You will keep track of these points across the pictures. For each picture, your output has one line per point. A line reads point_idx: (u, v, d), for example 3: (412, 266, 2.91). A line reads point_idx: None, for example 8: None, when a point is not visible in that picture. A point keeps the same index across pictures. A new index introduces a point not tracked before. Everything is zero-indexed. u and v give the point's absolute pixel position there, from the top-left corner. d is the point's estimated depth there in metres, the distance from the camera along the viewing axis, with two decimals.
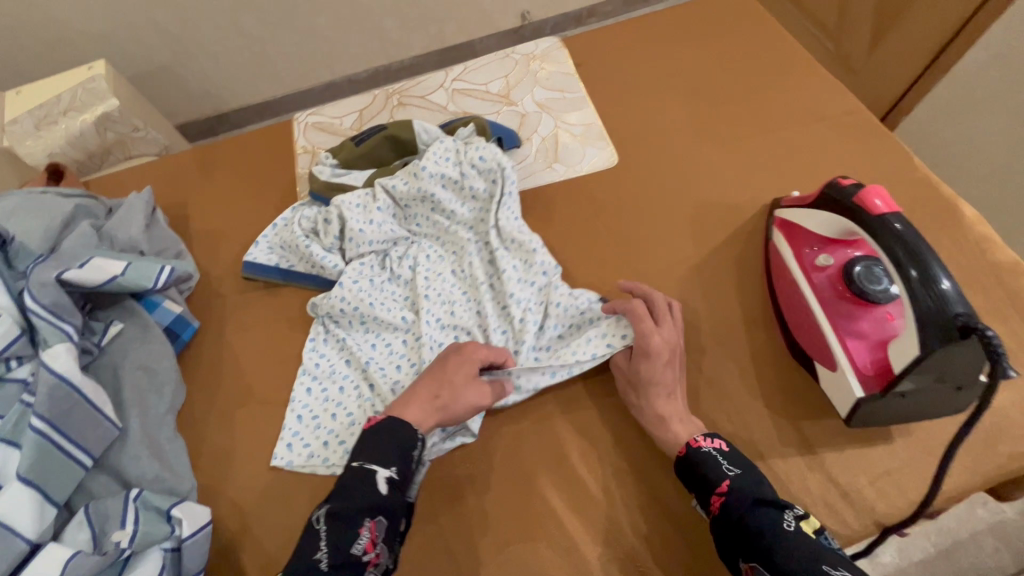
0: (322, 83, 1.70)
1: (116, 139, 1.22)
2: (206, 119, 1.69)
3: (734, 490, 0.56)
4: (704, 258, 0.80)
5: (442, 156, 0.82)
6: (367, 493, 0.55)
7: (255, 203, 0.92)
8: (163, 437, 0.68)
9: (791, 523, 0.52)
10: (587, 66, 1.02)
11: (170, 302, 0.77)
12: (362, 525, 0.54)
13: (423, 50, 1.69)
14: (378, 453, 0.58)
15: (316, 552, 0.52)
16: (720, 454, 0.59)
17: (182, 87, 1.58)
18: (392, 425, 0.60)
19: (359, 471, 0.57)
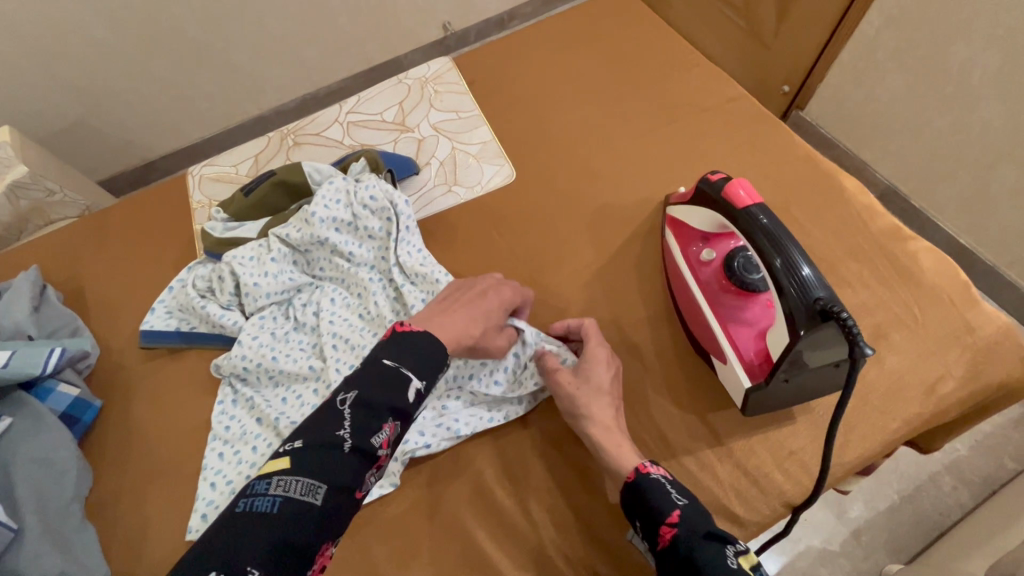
0: (251, 118, 1.64)
1: (30, 207, 1.18)
2: (133, 169, 1.61)
3: (682, 520, 0.52)
4: (606, 263, 0.81)
5: (332, 198, 0.80)
6: (397, 396, 0.55)
7: (153, 267, 0.89)
8: (68, 528, 0.66)
9: (734, 559, 0.49)
10: (482, 82, 1.02)
11: (66, 385, 0.74)
12: (386, 423, 0.54)
13: (348, 73, 1.66)
14: (417, 364, 0.57)
15: (340, 431, 0.52)
16: (668, 482, 0.56)
17: (94, 143, 1.51)
18: (428, 341, 0.59)
19: (394, 372, 0.56)
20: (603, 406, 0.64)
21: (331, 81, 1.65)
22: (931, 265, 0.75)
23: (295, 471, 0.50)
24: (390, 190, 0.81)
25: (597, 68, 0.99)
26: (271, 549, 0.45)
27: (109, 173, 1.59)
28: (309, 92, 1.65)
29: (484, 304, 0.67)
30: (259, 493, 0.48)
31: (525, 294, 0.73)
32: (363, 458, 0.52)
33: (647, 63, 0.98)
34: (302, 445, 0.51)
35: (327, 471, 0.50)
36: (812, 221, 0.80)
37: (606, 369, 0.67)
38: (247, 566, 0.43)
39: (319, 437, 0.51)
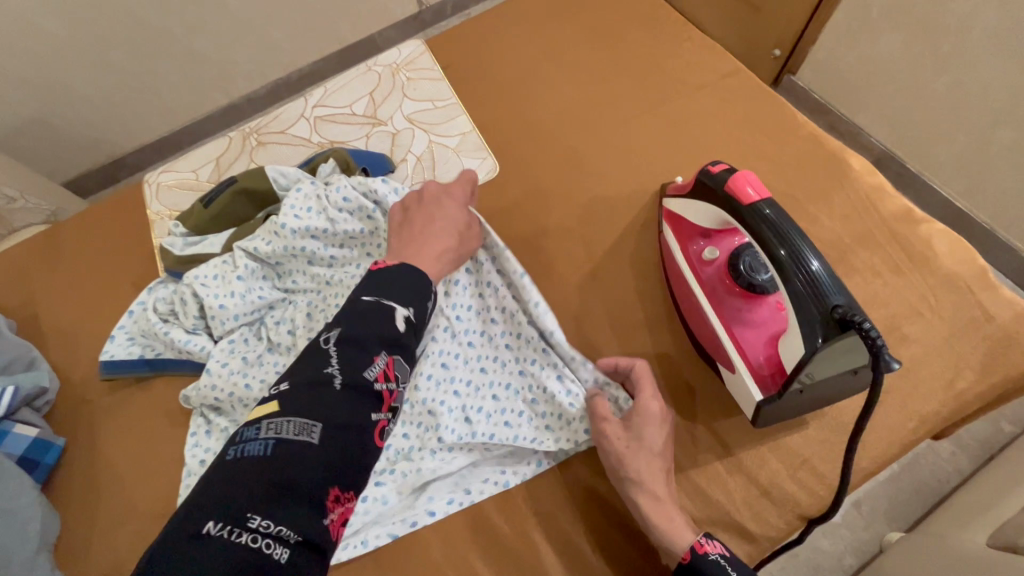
0: (220, 108, 1.55)
1: None
2: (100, 168, 1.51)
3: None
4: (600, 262, 0.76)
5: (303, 206, 0.74)
6: (384, 326, 0.52)
7: (114, 287, 0.82)
8: None
9: None
10: (457, 66, 0.94)
11: (22, 426, 0.68)
12: (378, 354, 0.50)
13: (319, 55, 1.56)
14: (397, 293, 0.55)
15: (327, 369, 0.48)
16: (727, 561, 0.54)
17: (54, 146, 1.41)
18: (407, 270, 0.58)
19: (376, 306, 0.53)
20: (654, 474, 0.58)
21: (298, 64, 1.55)
22: (945, 248, 0.71)
23: (284, 413, 0.45)
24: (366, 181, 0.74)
25: (580, 46, 0.92)
26: (271, 492, 0.40)
27: (71, 176, 1.50)
28: (276, 77, 1.55)
29: (445, 210, 0.66)
30: (250, 439, 0.44)
31: (471, 185, 0.71)
32: (357, 392, 0.48)
33: (634, 39, 0.91)
34: (289, 387, 0.47)
35: (321, 409, 0.45)
36: (819, 205, 0.75)
37: (658, 426, 0.60)
38: (248, 512, 0.39)
39: (307, 377, 0.48)
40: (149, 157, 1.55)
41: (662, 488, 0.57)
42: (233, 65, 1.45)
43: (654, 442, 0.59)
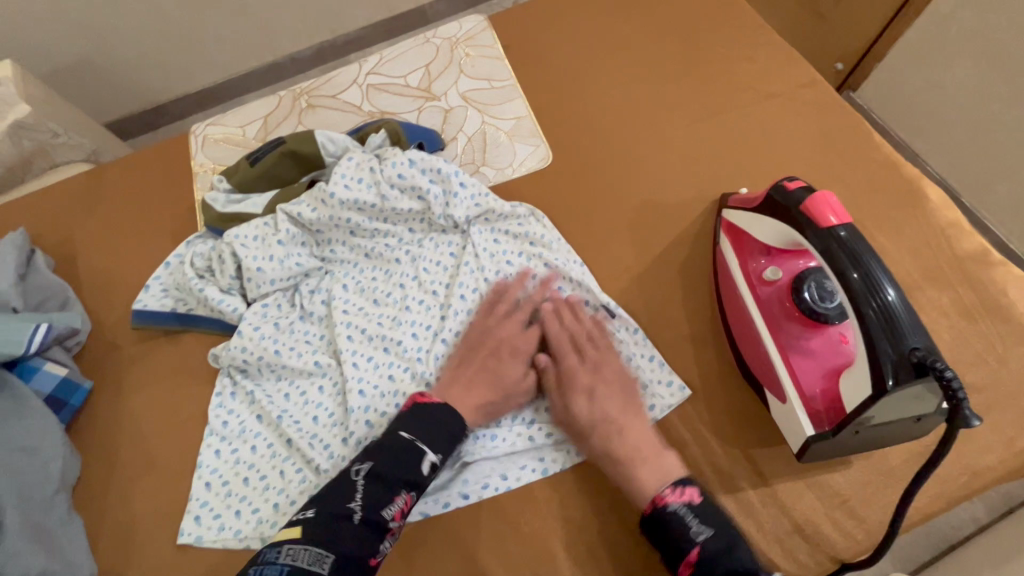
0: (264, 66, 1.53)
1: (35, 148, 1.09)
2: (141, 113, 1.52)
3: (705, 560, 0.51)
4: (648, 267, 0.73)
5: (354, 176, 0.72)
6: (410, 469, 0.56)
7: (151, 234, 0.82)
8: (53, 521, 0.61)
9: None
10: (517, 48, 0.91)
11: (52, 364, 0.69)
12: (399, 494, 0.55)
13: (366, 22, 1.53)
14: (432, 440, 0.59)
15: (352, 502, 0.54)
16: (690, 512, 0.53)
17: (98, 85, 1.40)
18: (450, 418, 0.60)
19: (411, 447, 0.57)
20: (607, 436, 0.61)
21: (347, 28, 1.53)
22: (1018, 296, 0.66)
23: (304, 541, 0.52)
24: (424, 159, 0.74)
25: (647, 38, 0.88)
26: None
27: (112, 117, 1.50)
28: (323, 39, 1.53)
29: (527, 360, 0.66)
30: (269, 561, 0.51)
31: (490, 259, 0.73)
32: (372, 527, 0.53)
33: (707, 37, 0.86)
34: (313, 515, 0.54)
35: (335, 542, 0.51)
36: (885, 235, 0.70)
37: (585, 378, 0.64)
38: None
39: (334, 508, 0.54)
40: (188, 106, 1.55)
41: (620, 445, 0.60)
42: (281, 23, 1.43)
43: (584, 406, 0.62)
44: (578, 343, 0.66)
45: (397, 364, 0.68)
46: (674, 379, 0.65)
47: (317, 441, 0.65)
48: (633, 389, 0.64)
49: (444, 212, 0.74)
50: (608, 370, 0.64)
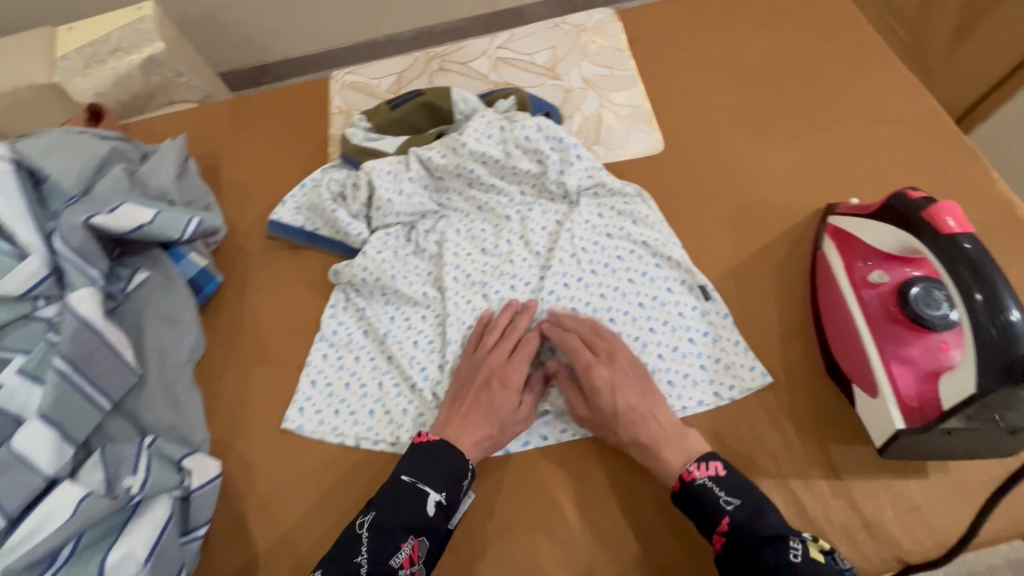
0: (366, 42, 1.65)
1: (161, 83, 1.23)
2: (249, 69, 1.65)
3: (735, 528, 0.53)
4: (745, 259, 0.76)
5: (485, 132, 0.79)
6: (415, 512, 0.57)
7: (286, 160, 0.91)
8: (179, 387, 0.68)
9: (798, 552, 0.50)
10: (639, 44, 0.96)
11: (196, 254, 0.77)
12: (405, 541, 0.56)
13: (469, 14, 1.62)
14: (431, 478, 0.59)
15: (357, 556, 0.55)
16: (716, 482, 0.56)
17: (223, 35, 1.53)
18: (448, 453, 0.60)
19: (412, 489, 0.59)
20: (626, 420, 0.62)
21: (451, 18, 1.62)
22: None
23: None
24: (550, 127, 0.79)
25: (766, 52, 0.91)
26: None
27: (226, 67, 1.63)
28: (426, 25, 1.63)
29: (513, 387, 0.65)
30: None
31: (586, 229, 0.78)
32: None
33: (825, 57, 0.89)
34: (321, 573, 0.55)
35: None
36: None
37: (605, 374, 0.64)
38: None
39: (341, 565, 0.55)
40: (291, 70, 1.67)
41: (642, 429, 0.61)
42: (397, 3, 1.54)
43: (607, 397, 0.63)
44: (588, 339, 0.67)
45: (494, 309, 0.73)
46: (757, 364, 0.68)
47: (415, 362, 0.70)
48: (641, 374, 0.65)
49: (558, 178, 0.79)
50: (623, 358, 0.65)
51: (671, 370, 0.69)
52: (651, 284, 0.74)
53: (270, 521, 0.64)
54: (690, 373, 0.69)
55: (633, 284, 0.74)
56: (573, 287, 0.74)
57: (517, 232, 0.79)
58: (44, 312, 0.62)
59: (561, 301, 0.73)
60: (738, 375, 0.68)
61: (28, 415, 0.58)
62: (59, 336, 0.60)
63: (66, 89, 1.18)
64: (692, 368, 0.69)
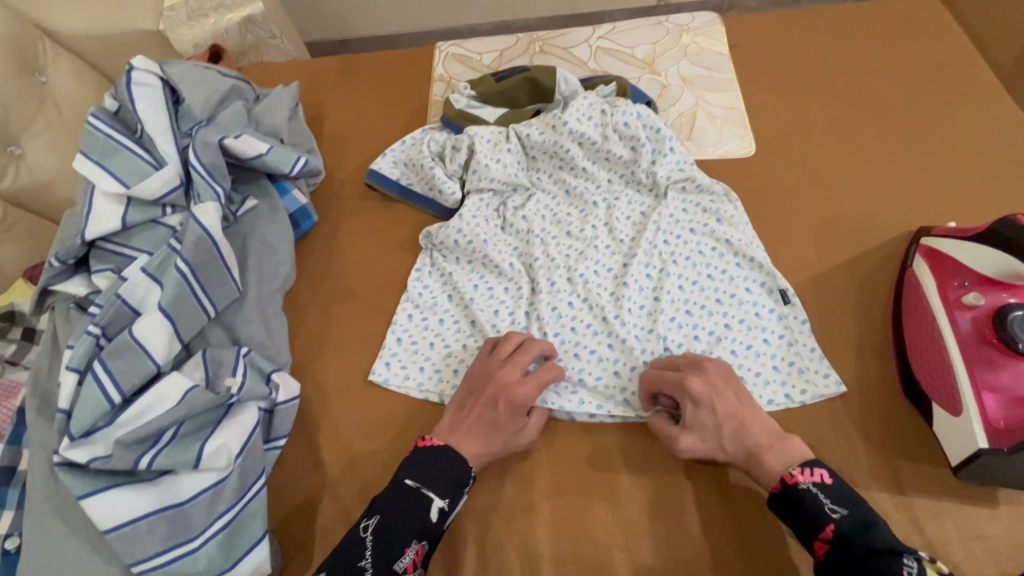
0: (447, 28, 1.70)
1: (253, 42, 1.30)
2: (332, 42, 1.73)
3: (840, 538, 0.50)
4: (828, 269, 0.76)
5: (586, 114, 0.81)
6: (418, 519, 0.56)
7: (385, 118, 0.95)
8: (271, 310, 0.73)
9: (912, 571, 0.46)
10: (738, 51, 0.97)
11: (298, 192, 0.81)
12: (409, 546, 0.55)
13: (550, 12, 1.66)
14: (436, 485, 0.58)
15: (361, 559, 0.54)
16: (821, 490, 0.53)
17: (316, 7, 1.61)
18: (449, 461, 0.60)
19: (414, 495, 0.57)
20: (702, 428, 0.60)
21: (533, 14, 1.66)
22: None
23: None
24: (650, 116, 0.80)
25: (867, 72, 0.91)
26: None
27: (314, 37, 1.72)
28: (507, 19, 1.68)
29: (519, 407, 0.62)
30: None
31: (670, 222, 0.79)
32: None
33: (930, 83, 0.88)
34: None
35: None
36: None
37: (700, 386, 0.61)
38: None
39: (344, 568, 0.53)
40: (371, 47, 1.74)
41: (746, 435, 0.59)
42: None
43: (704, 413, 0.61)
44: (670, 363, 0.66)
45: (580, 294, 0.74)
46: (832, 372, 0.68)
47: (494, 325, 0.73)
48: (730, 381, 0.62)
49: (649, 168, 0.81)
50: (713, 371, 0.63)
51: (742, 367, 0.70)
52: (730, 282, 0.75)
53: (340, 446, 0.68)
54: (762, 373, 0.69)
55: (712, 280, 0.75)
56: (653, 277, 0.76)
57: (604, 215, 0.80)
58: (170, 220, 0.68)
59: (642, 290, 0.75)
60: (811, 380, 0.68)
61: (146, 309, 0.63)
62: (181, 241, 0.65)
63: (168, 37, 1.21)
64: (764, 368, 0.70)
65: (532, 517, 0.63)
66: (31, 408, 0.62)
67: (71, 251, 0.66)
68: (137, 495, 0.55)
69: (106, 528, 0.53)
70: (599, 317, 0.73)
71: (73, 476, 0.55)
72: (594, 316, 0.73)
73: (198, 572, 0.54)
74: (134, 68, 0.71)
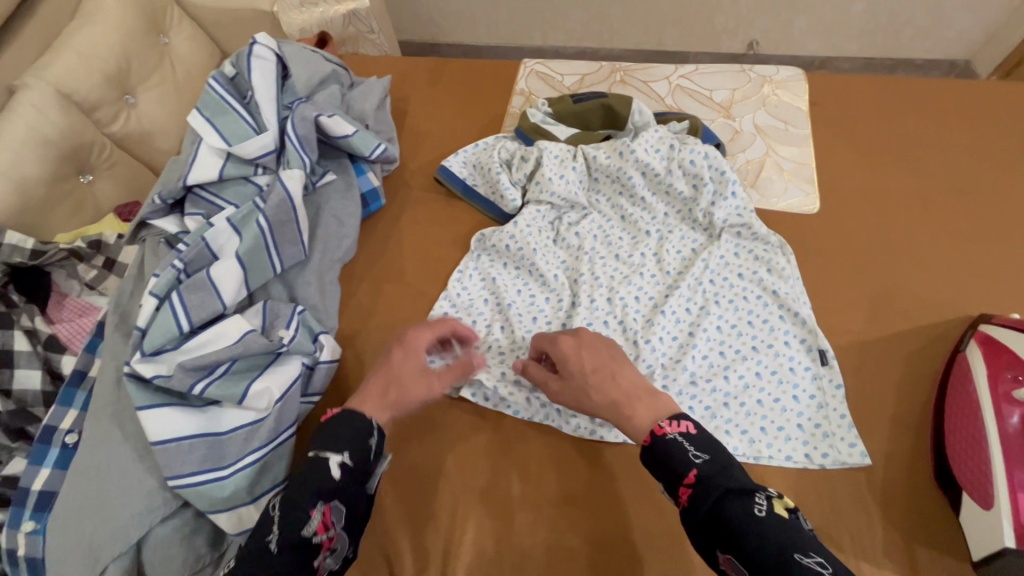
0: (532, 47, 1.78)
1: (352, 34, 1.41)
2: (423, 44, 1.84)
3: (700, 481, 0.51)
4: (875, 339, 0.75)
5: (654, 146, 0.84)
6: (319, 479, 0.54)
7: (463, 121, 1.01)
8: (328, 277, 0.78)
9: (762, 505, 0.49)
10: (818, 109, 0.97)
11: (372, 174, 0.87)
12: (315, 508, 0.52)
13: (634, 46, 1.70)
14: (332, 443, 0.56)
15: (267, 537, 0.51)
16: (686, 439, 0.54)
17: (415, 11, 1.72)
18: (353, 415, 0.59)
19: (312, 461, 0.55)
20: (629, 417, 0.59)
21: (617, 44, 1.70)
22: None
23: None
24: (716, 157, 0.83)
25: (952, 149, 0.89)
26: None
27: (406, 37, 1.83)
28: (590, 46, 1.73)
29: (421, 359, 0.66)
30: None
31: (719, 264, 0.80)
32: (297, 550, 0.50)
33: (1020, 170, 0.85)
34: (239, 558, 0.50)
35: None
36: None
37: (569, 344, 0.65)
38: None
39: (253, 544, 0.50)
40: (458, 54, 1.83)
41: (611, 388, 0.61)
42: (572, 21, 1.66)
43: (575, 360, 0.64)
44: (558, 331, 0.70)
45: (617, 315, 0.76)
46: (858, 443, 0.67)
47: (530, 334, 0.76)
48: (597, 340, 0.66)
49: (707, 208, 0.82)
50: (588, 333, 0.67)
51: (766, 418, 0.69)
52: (769, 332, 0.75)
53: None
54: (785, 428, 0.69)
55: (750, 327, 0.76)
56: (692, 314, 0.77)
57: (656, 247, 0.82)
58: (259, 179, 0.76)
59: (679, 323, 0.76)
60: (835, 446, 0.67)
61: (223, 255, 0.70)
62: (265, 201, 0.72)
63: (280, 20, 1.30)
64: (788, 423, 0.69)
65: (532, 517, 0.66)
66: (110, 323, 0.69)
67: (172, 192, 0.74)
68: (186, 417, 0.61)
69: (154, 440, 0.59)
70: (630, 339, 0.74)
71: (136, 387, 0.61)
72: (628, 341, 0.74)
73: (224, 497, 0.59)
74: (256, 42, 0.80)
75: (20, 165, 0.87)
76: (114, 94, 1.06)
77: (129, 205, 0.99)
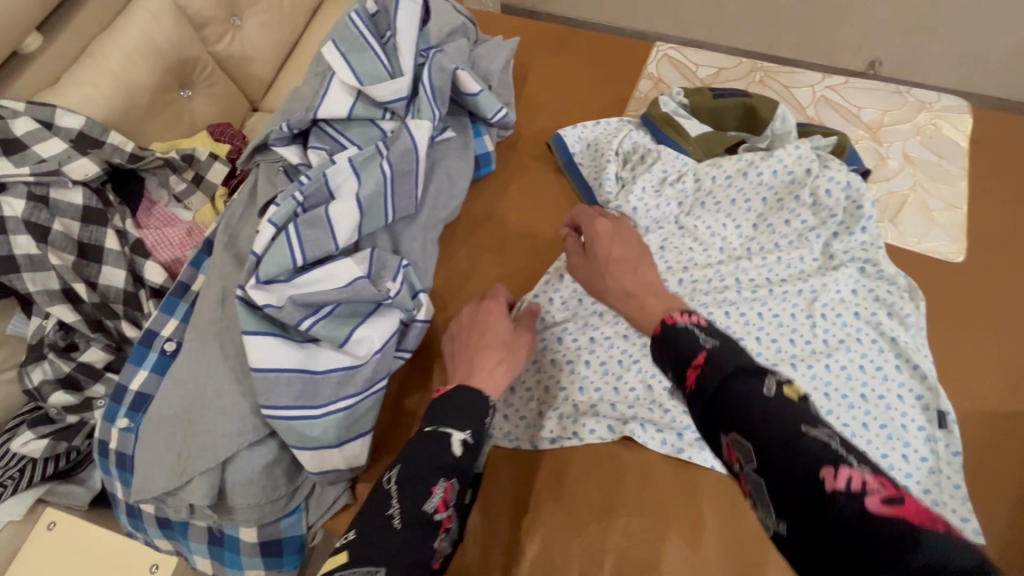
0: (633, 30, 1.68)
1: None
2: (521, 11, 1.77)
3: (711, 361, 0.41)
4: (1008, 412, 0.68)
5: (789, 162, 0.78)
6: (442, 452, 0.46)
7: (580, 98, 0.96)
8: (432, 235, 0.76)
9: (774, 384, 0.38)
10: (977, 149, 0.87)
11: (488, 137, 0.84)
12: (437, 483, 0.44)
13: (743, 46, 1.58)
14: (452, 414, 0.49)
15: (388, 509, 0.43)
16: (699, 326, 0.44)
17: None
18: (468, 391, 0.51)
19: (431, 434, 0.47)
20: (640, 305, 0.55)
21: (724, 42, 1.59)
22: None
23: (351, 565, 0.40)
24: (858, 188, 0.76)
25: None
26: None
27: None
28: (693, 39, 1.62)
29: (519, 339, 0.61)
30: None
31: (837, 298, 0.73)
32: (416, 532, 0.42)
33: None
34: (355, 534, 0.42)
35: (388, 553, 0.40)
36: None
37: (606, 228, 0.65)
38: None
39: (372, 520, 0.43)
40: None
41: (631, 275, 0.59)
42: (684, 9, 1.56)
43: (605, 244, 0.63)
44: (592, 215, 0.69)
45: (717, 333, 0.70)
46: (971, 519, 0.62)
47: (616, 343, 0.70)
48: (634, 235, 0.65)
49: (833, 237, 0.76)
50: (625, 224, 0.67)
51: None
52: (883, 382, 0.68)
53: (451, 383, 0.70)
54: None
55: (862, 372, 0.69)
56: (798, 347, 0.70)
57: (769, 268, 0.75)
58: (385, 124, 0.74)
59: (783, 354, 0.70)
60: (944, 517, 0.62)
61: (340, 194, 0.68)
62: (389, 147, 0.70)
63: None
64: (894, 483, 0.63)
65: (606, 527, 0.64)
66: (220, 243, 0.70)
67: (300, 123, 0.73)
68: (287, 350, 0.61)
69: (255, 366, 0.60)
70: None
71: (246, 312, 0.61)
72: None
73: (313, 437, 0.60)
74: None
75: (130, 69, 0.88)
76: (224, 13, 1.05)
77: (220, 124, 1.00)
